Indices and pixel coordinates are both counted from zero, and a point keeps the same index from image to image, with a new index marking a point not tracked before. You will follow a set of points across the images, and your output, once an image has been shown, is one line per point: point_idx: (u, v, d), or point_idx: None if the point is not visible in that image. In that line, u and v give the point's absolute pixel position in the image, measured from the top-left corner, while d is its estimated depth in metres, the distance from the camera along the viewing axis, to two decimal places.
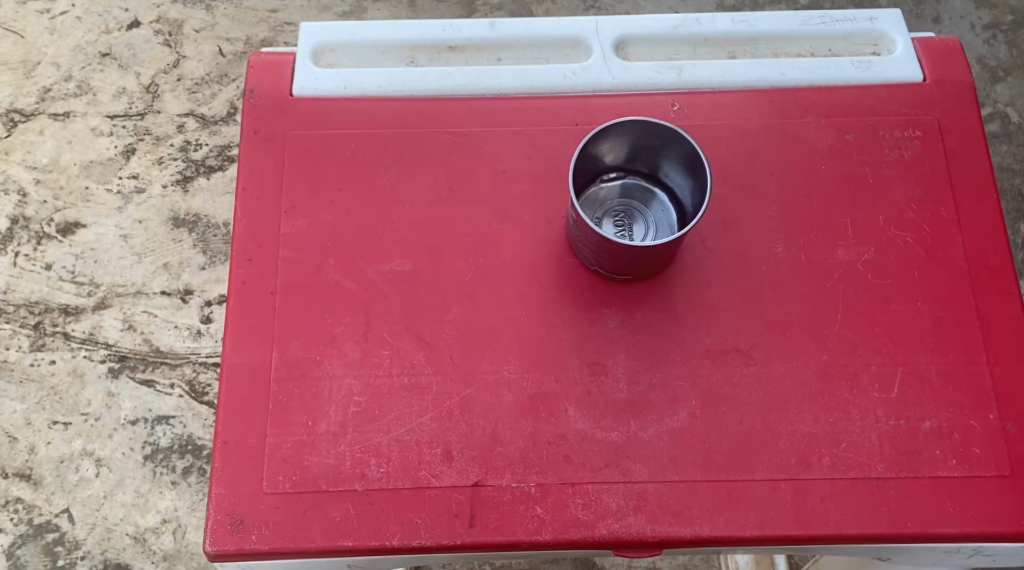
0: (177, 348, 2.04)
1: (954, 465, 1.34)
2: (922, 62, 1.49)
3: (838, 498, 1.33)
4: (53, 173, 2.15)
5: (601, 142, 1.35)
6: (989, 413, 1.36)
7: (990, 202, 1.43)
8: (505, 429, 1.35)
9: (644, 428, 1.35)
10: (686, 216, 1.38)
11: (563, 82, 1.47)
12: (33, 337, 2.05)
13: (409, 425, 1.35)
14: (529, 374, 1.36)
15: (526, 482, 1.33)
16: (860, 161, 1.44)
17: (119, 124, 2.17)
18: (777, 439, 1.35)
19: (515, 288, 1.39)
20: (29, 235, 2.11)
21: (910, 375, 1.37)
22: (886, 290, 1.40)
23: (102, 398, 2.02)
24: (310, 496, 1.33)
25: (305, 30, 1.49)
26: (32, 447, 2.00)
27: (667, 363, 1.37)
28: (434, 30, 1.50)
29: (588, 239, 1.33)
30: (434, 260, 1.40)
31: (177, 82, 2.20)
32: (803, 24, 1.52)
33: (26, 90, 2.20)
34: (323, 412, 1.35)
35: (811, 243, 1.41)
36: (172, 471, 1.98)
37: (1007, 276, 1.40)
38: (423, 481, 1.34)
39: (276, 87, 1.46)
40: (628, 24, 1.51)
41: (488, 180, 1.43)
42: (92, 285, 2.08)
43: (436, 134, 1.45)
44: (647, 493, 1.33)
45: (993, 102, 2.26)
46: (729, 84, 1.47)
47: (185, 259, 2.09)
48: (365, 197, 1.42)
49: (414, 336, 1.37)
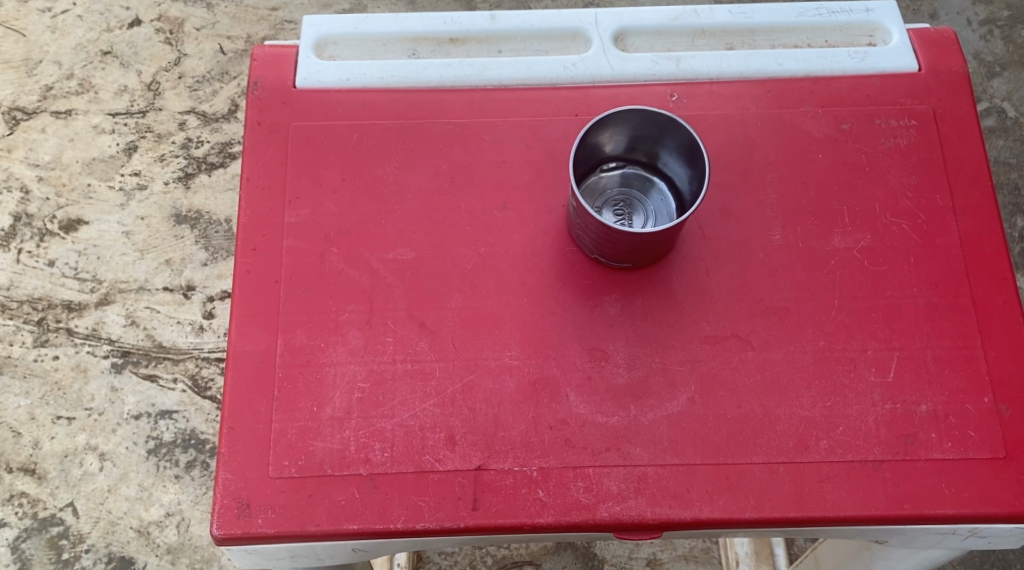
0: (179, 343, 2.05)
1: (950, 447, 1.36)
2: (918, 52, 1.51)
3: (836, 480, 1.35)
4: (56, 171, 2.16)
5: (601, 131, 1.37)
6: (984, 397, 1.38)
7: (985, 189, 1.45)
8: (507, 414, 1.37)
9: (644, 412, 1.37)
10: (685, 204, 1.40)
11: (563, 73, 1.49)
12: (37, 333, 2.07)
13: (412, 411, 1.37)
14: (530, 360, 1.38)
15: (528, 467, 1.35)
16: (856, 150, 1.46)
17: (120, 122, 2.19)
18: (774, 424, 1.37)
19: (517, 276, 1.41)
20: (32, 232, 2.13)
21: (905, 360, 1.39)
22: (882, 277, 1.42)
23: (105, 393, 2.04)
24: (315, 480, 1.35)
25: (308, 23, 1.52)
26: (36, 442, 2.02)
27: (667, 348, 1.39)
28: (435, 23, 1.52)
29: (588, 227, 1.35)
30: (436, 248, 1.42)
31: (178, 79, 2.22)
32: (800, 16, 1.53)
33: (28, 88, 2.22)
34: (328, 398, 1.37)
35: (808, 230, 1.43)
36: (175, 465, 2.00)
37: (1001, 262, 1.42)
38: (426, 466, 1.36)
39: (278, 79, 1.48)
40: (627, 16, 1.53)
41: (488, 170, 1.45)
42: (95, 281, 2.10)
43: (437, 125, 1.47)
44: (648, 476, 1.35)
45: (989, 97, 2.28)
46: (726, 74, 1.49)
47: (187, 255, 2.11)
48: (368, 187, 1.44)
49: (417, 323, 1.39)
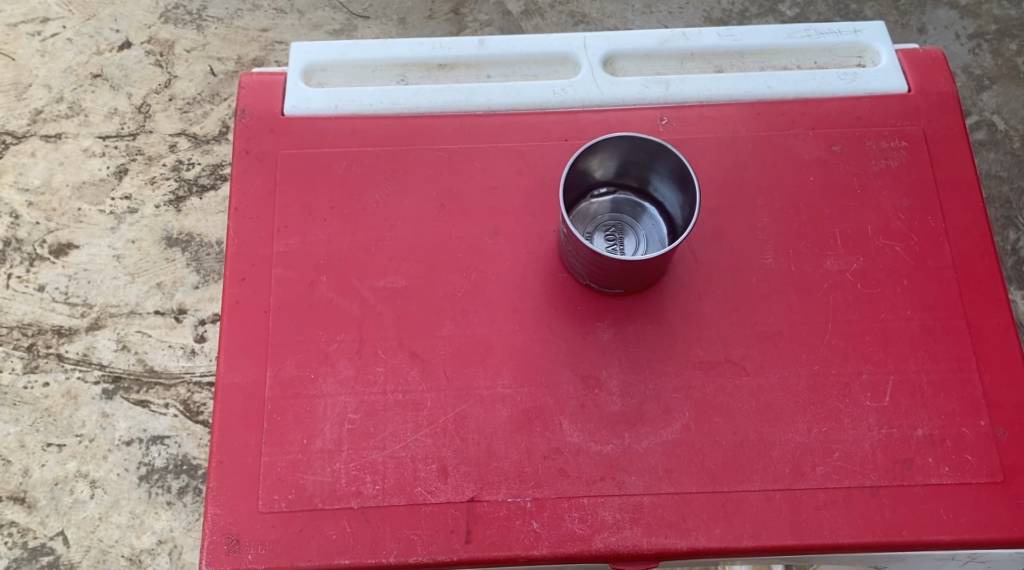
0: (171, 367, 1.97)
1: (947, 472, 1.35)
2: (908, 73, 1.50)
3: (833, 507, 1.34)
4: (46, 196, 2.06)
5: (591, 157, 1.35)
6: (981, 420, 1.37)
7: (977, 210, 1.44)
8: (500, 444, 1.35)
9: (639, 440, 1.36)
10: (676, 229, 1.39)
11: (552, 98, 1.48)
12: (27, 359, 1.98)
13: (403, 442, 1.35)
14: (523, 389, 1.37)
15: (522, 497, 1.34)
16: (847, 172, 1.45)
17: (111, 145, 2.09)
18: (770, 450, 1.36)
19: (509, 303, 1.40)
20: (21, 257, 2.03)
21: (901, 383, 1.38)
22: (876, 299, 1.40)
23: (96, 419, 1.95)
24: (306, 514, 1.34)
25: (296, 50, 1.51)
26: (27, 469, 1.94)
27: (660, 375, 1.37)
28: (424, 48, 1.52)
29: (579, 253, 1.33)
30: (427, 276, 1.41)
31: (169, 102, 2.11)
32: (788, 38, 1.53)
33: (17, 112, 2.11)
34: (318, 430, 1.36)
35: (800, 253, 1.42)
36: (167, 492, 1.92)
37: (996, 284, 1.42)
38: (418, 498, 1.34)
39: (267, 107, 1.47)
40: (616, 39, 1.52)
41: (479, 196, 1.44)
42: (85, 305, 2.00)
43: (428, 151, 1.45)
44: (643, 505, 1.34)
45: (979, 110, 2.13)
46: (716, 97, 1.49)
47: (178, 278, 2.01)
48: (358, 215, 1.43)
49: (408, 352, 1.38)
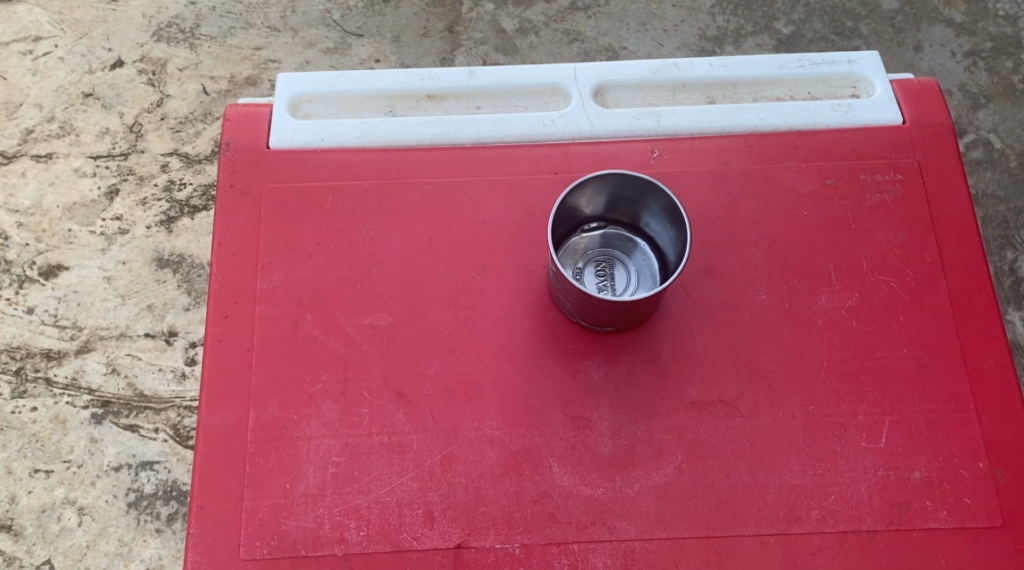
0: (161, 391, 1.86)
1: (946, 515, 1.33)
2: (902, 104, 1.47)
3: (828, 552, 1.31)
4: (36, 217, 1.96)
5: (581, 193, 1.32)
6: (979, 462, 1.34)
7: (974, 246, 1.42)
8: (488, 488, 1.32)
9: (630, 483, 1.33)
10: (668, 266, 1.36)
11: (542, 130, 1.45)
12: (15, 383, 1.88)
13: (389, 487, 1.33)
14: (511, 430, 1.34)
15: (510, 543, 1.31)
16: (842, 206, 1.43)
17: (102, 165, 1.99)
18: (764, 493, 1.33)
19: (497, 341, 1.37)
20: (10, 278, 1.93)
21: (898, 424, 1.35)
22: (871, 337, 1.38)
23: (85, 444, 1.85)
24: (289, 561, 1.31)
25: (282, 82, 1.48)
26: (13, 497, 1.83)
27: (652, 416, 1.35)
28: (412, 79, 1.49)
29: (568, 293, 1.31)
30: (414, 314, 1.38)
31: (160, 121, 2.01)
32: (781, 68, 1.50)
33: (7, 132, 2.01)
34: (301, 474, 1.33)
35: (794, 290, 1.39)
36: (156, 519, 1.82)
37: (994, 321, 1.39)
38: (404, 544, 1.31)
39: (253, 139, 1.44)
40: (606, 70, 1.50)
41: (468, 231, 1.41)
42: (75, 328, 1.90)
43: (416, 184, 1.43)
44: (634, 551, 1.31)
45: (975, 129, 2.05)
46: (708, 129, 1.46)
47: (170, 300, 1.91)
48: (344, 250, 1.40)
49: (394, 393, 1.35)
